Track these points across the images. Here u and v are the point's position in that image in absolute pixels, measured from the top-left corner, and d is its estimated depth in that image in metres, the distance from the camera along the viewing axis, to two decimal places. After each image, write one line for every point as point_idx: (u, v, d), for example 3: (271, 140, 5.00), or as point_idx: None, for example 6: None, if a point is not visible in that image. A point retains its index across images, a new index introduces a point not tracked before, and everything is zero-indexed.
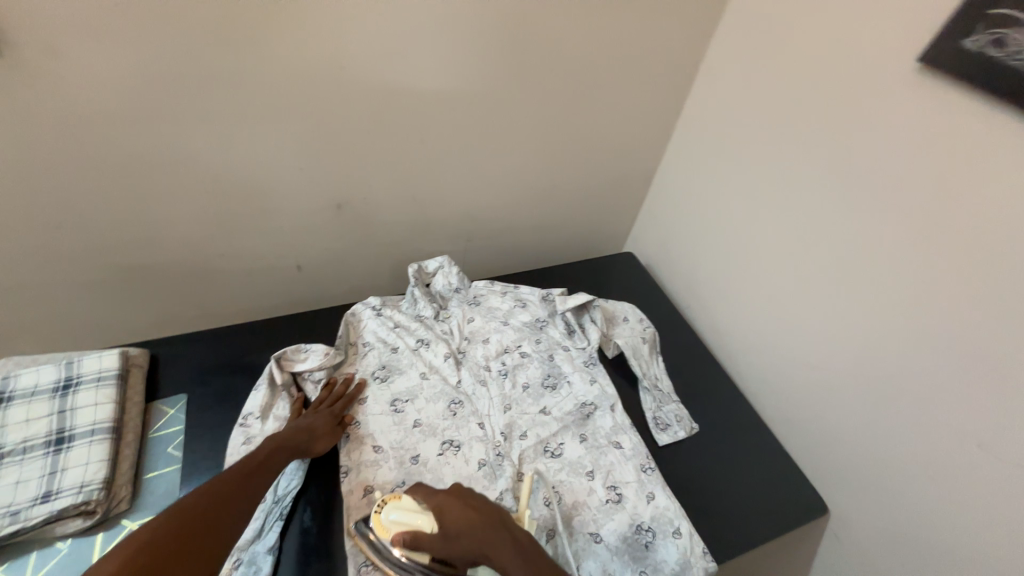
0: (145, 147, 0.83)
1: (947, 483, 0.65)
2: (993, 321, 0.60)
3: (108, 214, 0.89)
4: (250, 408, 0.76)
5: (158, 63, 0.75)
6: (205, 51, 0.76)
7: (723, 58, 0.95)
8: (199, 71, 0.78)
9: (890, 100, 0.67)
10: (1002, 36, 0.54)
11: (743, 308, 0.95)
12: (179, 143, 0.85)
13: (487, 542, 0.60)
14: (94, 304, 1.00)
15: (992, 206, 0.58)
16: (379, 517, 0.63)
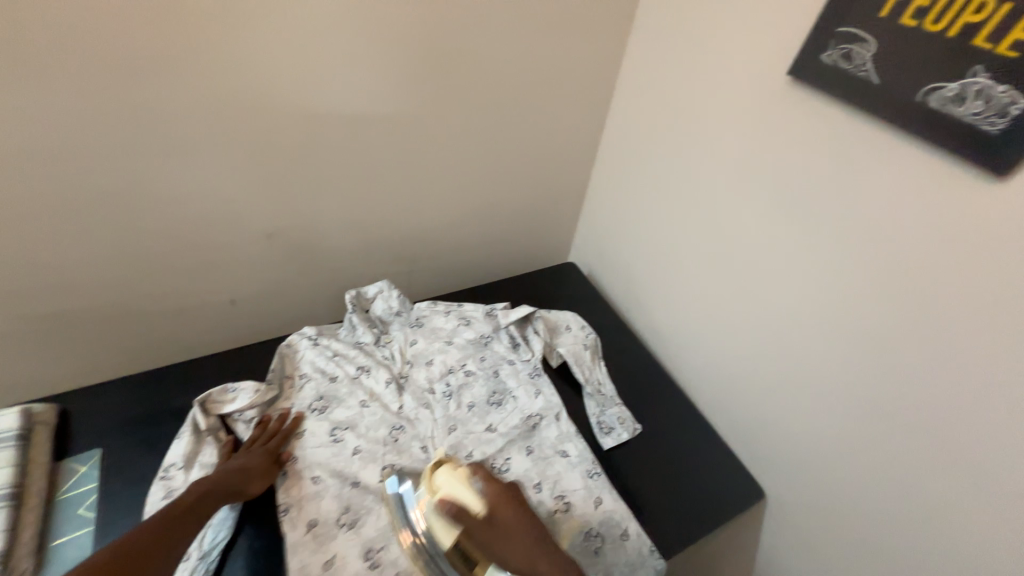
0: (41, 189, 0.78)
1: (859, 457, 0.71)
2: (875, 306, 0.65)
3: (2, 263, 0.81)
4: (172, 458, 0.71)
5: (47, 101, 0.71)
6: (100, 86, 0.73)
7: (635, 76, 1.01)
8: (96, 107, 0.74)
9: (769, 110, 0.72)
10: (849, 51, 0.60)
11: (674, 308, 0.99)
12: (81, 182, 0.80)
13: (528, 539, 0.66)
14: None
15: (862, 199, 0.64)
16: (432, 476, 0.68)
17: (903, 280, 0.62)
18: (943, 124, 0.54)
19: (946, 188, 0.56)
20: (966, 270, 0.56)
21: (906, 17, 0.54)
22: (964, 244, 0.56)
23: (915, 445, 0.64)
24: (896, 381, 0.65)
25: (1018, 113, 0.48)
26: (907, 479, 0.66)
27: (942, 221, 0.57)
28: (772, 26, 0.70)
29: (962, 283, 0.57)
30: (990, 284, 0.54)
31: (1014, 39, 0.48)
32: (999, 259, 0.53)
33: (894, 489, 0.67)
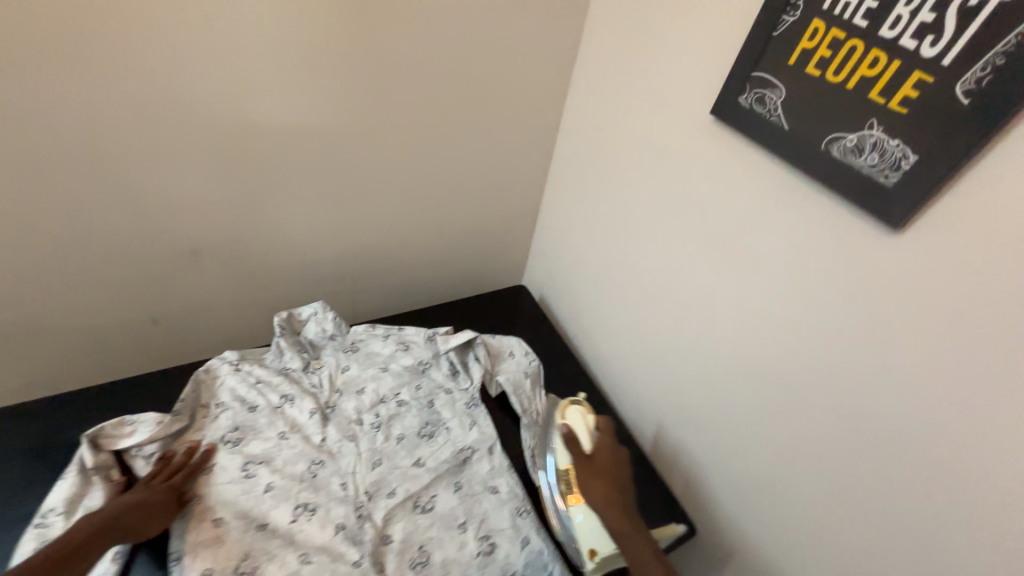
0: None
1: (783, 499, 0.70)
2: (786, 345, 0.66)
3: None
4: (51, 503, 0.65)
5: None
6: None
7: (580, 104, 1.02)
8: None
9: (695, 147, 0.73)
10: (763, 95, 0.60)
11: (616, 335, 0.99)
12: None
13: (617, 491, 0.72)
14: None
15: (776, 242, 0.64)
16: (567, 409, 0.82)
17: (814, 323, 0.62)
18: (844, 174, 0.54)
19: (848, 236, 0.56)
20: (867, 318, 0.56)
21: (811, 67, 0.55)
22: (865, 292, 0.56)
23: (829, 488, 0.64)
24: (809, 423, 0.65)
25: (908, 168, 0.48)
26: (824, 522, 0.65)
27: (844, 268, 0.57)
28: (698, 65, 0.70)
29: (863, 330, 0.57)
30: (890, 334, 0.54)
31: (903, 95, 0.48)
32: (895, 310, 0.54)
33: (816, 532, 0.67)
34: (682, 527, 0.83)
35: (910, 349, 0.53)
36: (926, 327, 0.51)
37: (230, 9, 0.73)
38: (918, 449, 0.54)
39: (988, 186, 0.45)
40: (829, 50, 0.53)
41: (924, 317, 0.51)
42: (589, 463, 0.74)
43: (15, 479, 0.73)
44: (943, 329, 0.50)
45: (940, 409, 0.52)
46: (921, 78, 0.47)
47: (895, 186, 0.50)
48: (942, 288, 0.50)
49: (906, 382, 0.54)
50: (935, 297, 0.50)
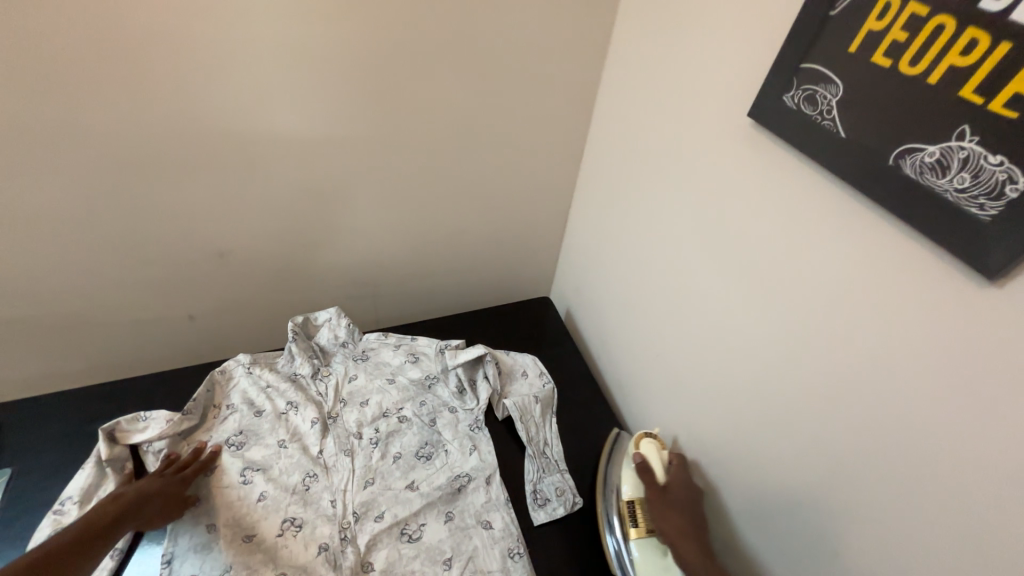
0: None
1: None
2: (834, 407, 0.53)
3: None
4: (70, 491, 0.69)
5: None
6: (25, 101, 0.70)
7: (612, 104, 0.92)
8: (22, 121, 0.71)
9: (737, 156, 0.61)
10: (814, 92, 0.48)
11: (643, 363, 0.88)
12: (10, 196, 0.77)
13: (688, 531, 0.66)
14: None
15: (830, 279, 0.51)
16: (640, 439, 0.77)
17: (872, 386, 0.49)
18: (920, 200, 0.41)
19: (924, 280, 0.43)
20: (946, 391, 0.42)
21: (878, 56, 0.42)
22: (943, 356, 0.42)
23: None
24: (859, 510, 0.51)
25: (1014, 196, 0.35)
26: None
27: (916, 321, 0.44)
28: (742, 57, 0.58)
29: (939, 405, 0.43)
30: (979, 418, 0.40)
31: (1012, 93, 0.34)
32: (987, 385, 0.40)
33: None
34: None
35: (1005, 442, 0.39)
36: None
37: (246, 19, 0.72)
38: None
39: None
40: (905, 33, 0.40)
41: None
42: (661, 495, 0.69)
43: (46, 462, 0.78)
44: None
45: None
46: None
47: (998, 221, 0.36)
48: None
49: (996, 485, 0.40)
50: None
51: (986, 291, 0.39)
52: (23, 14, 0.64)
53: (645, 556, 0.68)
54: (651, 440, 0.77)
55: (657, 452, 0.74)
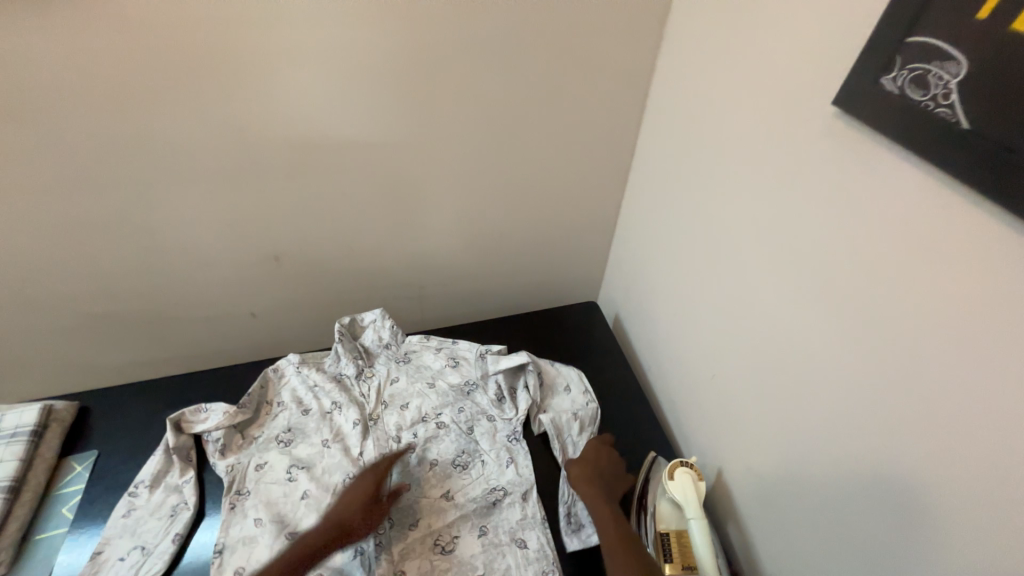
0: (67, 210, 0.84)
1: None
2: (934, 459, 0.43)
3: (45, 274, 0.90)
4: (142, 475, 0.76)
5: (66, 136, 0.76)
6: (106, 120, 0.76)
7: (668, 94, 0.83)
8: (105, 138, 0.78)
9: (819, 151, 0.52)
10: (925, 73, 0.39)
11: (696, 380, 0.81)
12: (98, 206, 0.85)
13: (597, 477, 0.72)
14: (47, 357, 1.02)
15: (929, 304, 0.42)
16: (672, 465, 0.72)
17: (997, 442, 0.38)
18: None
19: None
20: None
21: (1019, 22, 0.33)
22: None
23: None
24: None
25: None
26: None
27: None
28: (828, 33, 0.49)
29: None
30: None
31: None
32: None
33: None
34: None
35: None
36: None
37: (294, 23, 0.73)
38: None
39: None
40: None
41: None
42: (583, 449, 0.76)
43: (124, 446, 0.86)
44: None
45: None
46: None
47: None
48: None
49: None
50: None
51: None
52: (101, 42, 0.69)
53: None
54: (687, 470, 0.71)
55: (693, 485, 0.68)
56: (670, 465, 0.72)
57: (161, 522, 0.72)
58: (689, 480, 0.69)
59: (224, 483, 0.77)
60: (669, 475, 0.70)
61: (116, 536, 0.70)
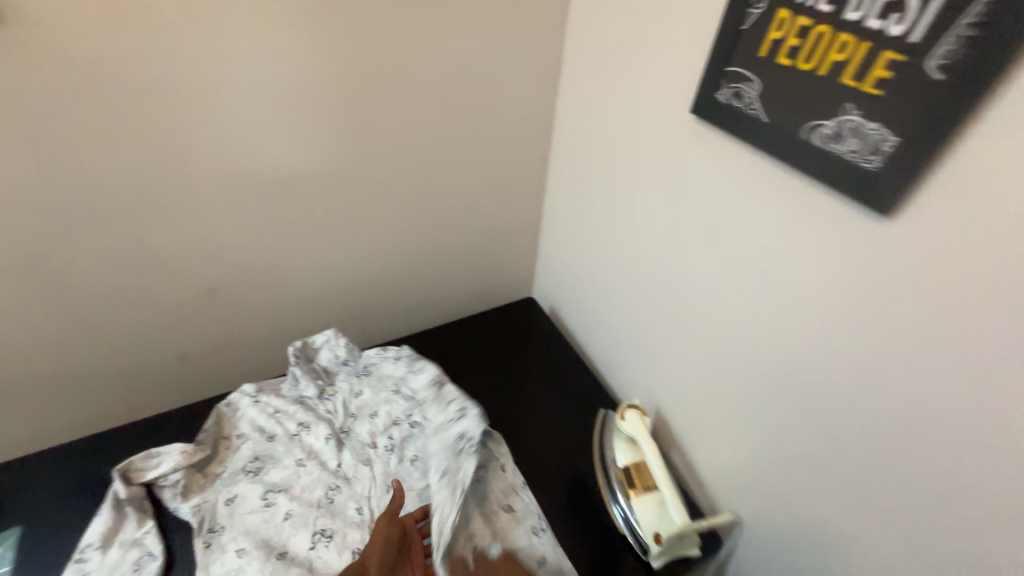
0: None
1: (821, 520, 0.63)
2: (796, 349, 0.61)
3: None
4: (89, 538, 0.69)
5: None
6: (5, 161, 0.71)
7: (572, 113, 1.00)
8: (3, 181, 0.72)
9: (689, 145, 0.70)
10: (738, 90, 0.58)
11: (627, 344, 0.96)
12: None
13: None
14: None
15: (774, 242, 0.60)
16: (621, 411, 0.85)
17: (824, 325, 0.57)
18: (830, 164, 0.50)
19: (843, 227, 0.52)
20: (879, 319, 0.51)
21: (781, 57, 0.52)
22: (876, 287, 0.50)
23: (849, 500, 0.58)
24: (835, 439, 0.58)
25: (890, 150, 0.45)
26: (869, 554, 0.57)
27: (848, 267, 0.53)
28: (683, 62, 0.68)
29: (880, 329, 0.51)
30: (911, 329, 0.48)
31: (875, 77, 0.45)
32: (918, 304, 0.47)
33: (854, 553, 0.59)
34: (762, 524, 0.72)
35: (935, 343, 0.47)
36: (949, 320, 0.45)
37: (222, 58, 0.75)
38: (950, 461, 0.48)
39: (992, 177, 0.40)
40: (797, 39, 0.50)
41: (950, 307, 0.45)
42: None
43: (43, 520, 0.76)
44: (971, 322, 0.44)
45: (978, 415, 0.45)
46: (892, 58, 0.43)
47: (890, 171, 0.45)
48: (966, 272, 0.43)
49: (928, 384, 0.48)
50: (954, 282, 0.44)
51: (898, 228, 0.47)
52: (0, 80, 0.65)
53: (646, 511, 0.76)
54: (635, 411, 0.84)
55: (641, 421, 0.82)
56: (620, 411, 0.85)
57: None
58: (638, 419, 0.83)
59: (193, 524, 0.74)
60: (622, 418, 0.83)
61: None
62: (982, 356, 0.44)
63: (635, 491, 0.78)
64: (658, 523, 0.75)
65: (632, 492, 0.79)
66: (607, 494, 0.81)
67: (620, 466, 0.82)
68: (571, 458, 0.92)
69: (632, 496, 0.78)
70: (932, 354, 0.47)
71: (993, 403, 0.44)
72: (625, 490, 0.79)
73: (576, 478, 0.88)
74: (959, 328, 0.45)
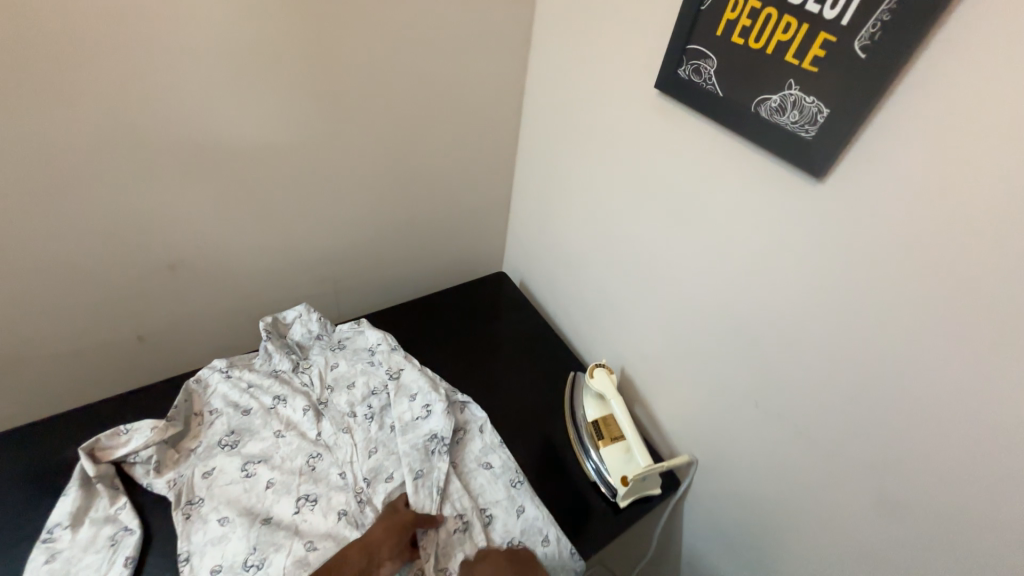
0: None
1: (764, 452, 0.72)
2: (747, 302, 0.68)
3: None
4: (57, 517, 0.67)
5: None
6: None
7: (541, 88, 1.02)
8: None
9: (653, 119, 0.75)
10: (698, 66, 0.63)
11: (595, 310, 1.02)
12: None
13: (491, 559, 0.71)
14: None
15: (729, 208, 0.67)
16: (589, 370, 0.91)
17: (769, 282, 0.64)
18: (776, 135, 0.57)
19: (786, 193, 0.59)
20: (816, 272, 0.59)
21: (735, 36, 0.58)
22: (814, 243, 0.58)
23: (791, 433, 0.67)
24: (778, 379, 0.67)
25: (822, 121, 0.52)
26: (801, 474, 0.67)
27: (790, 228, 0.60)
28: (648, 39, 0.72)
29: (816, 280, 0.59)
30: (839, 279, 0.57)
31: (812, 55, 0.51)
32: (845, 256, 0.55)
33: (791, 479, 0.69)
34: (716, 464, 0.81)
35: (857, 291, 0.55)
36: (869, 269, 0.53)
37: (178, 18, 0.71)
38: (872, 390, 0.57)
39: (906, 142, 0.47)
40: (749, 19, 0.56)
41: (870, 258, 0.53)
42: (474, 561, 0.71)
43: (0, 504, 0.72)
44: (886, 270, 0.52)
45: (888, 348, 0.54)
46: (826, 39, 0.50)
47: (823, 140, 0.52)
48: (883, 227, 0.51)
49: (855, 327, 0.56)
50: (873, 237, 0.52)
51: (830, 191, 0.55)
52: None
53: (613, 459, 0.84)
54: (603, 369, 0.91)
55: (608, 378, 0.88)
56: (590, 370, 0.91)
57: (100, 554, 0.66)
58: (606, 375, 0.89)
59: (170, 498, 0.73)
60: (591, 376, 0.89)
61: None
62: (893, 298, 0.52)
63: (603, 442, 0.85)
64: (624, 468, 0.82)
65: (601, 442, 0.86)
66: (581, 451, 0.89)
67: (590, 421, 0.89)
68: (544, 417, 0.97)
69: (601, 446, 0.85)
70: (855, 299, 0.56)
71: (900, 336, 0.52)
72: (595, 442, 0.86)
73: (550, 435, 0.94)
74: (877, 276, 0.53)
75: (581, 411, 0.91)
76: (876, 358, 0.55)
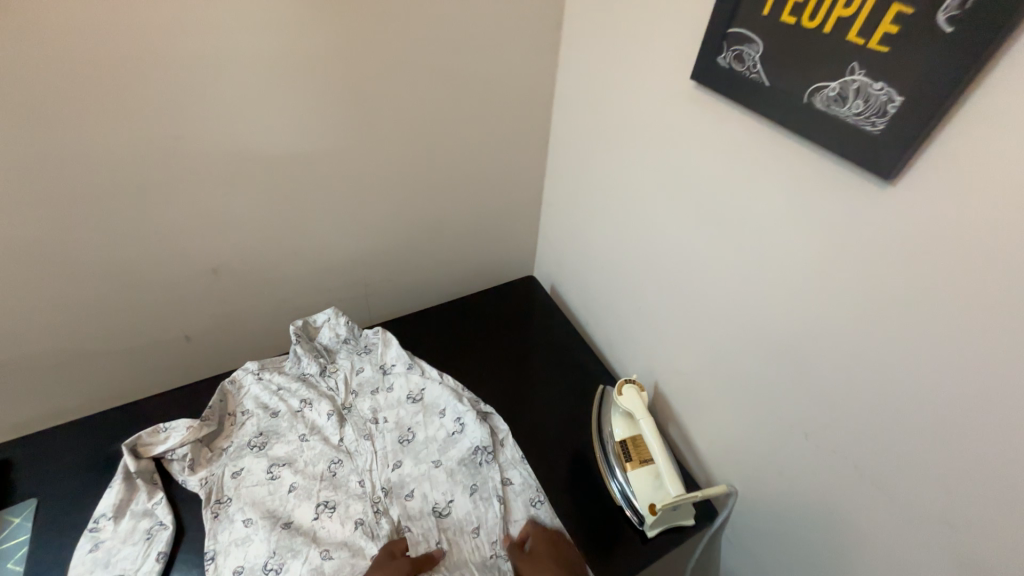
0: None
1: (814, 492, 0.63)
2: (797, 322, 0.60)
3: None
4: (102, 508, 0.72)
5: None
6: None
7: (572, 84, 0.96)
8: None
9: (692, 115, 0.67)
10: (741, 52, 0.56)
11: (628, 320, 0.95)
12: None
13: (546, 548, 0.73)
14: None
15: (780, 215, 0.58)
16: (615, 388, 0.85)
17: (825, 300, 0.56)
18: (835, 129, 0.48)
19: (848, 197, 0.50)
20: (883, 293, 0.49)
21: (785, 15, 0.50)
22: (882, 258, 0.49)
23: (848, 474, 0.58)
24: (833, 410, 0.58)
25: (893, 112, 0.43)
26: (859, 523, 0.58)
27: (852, 239, 0.51)
28: (688, 24, 0.64)
29: (884, 302, 0.50)
30: (914, 303, 0.47)
31: (882, 33, 0.43)
32: (926, 274, 0.45)
33: (853, 532, 0.59)
34: (760, 499, 0.72)
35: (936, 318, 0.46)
36: (954, 292, 0.44)
37: (206, 30, 0.72)
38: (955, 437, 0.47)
39: (1010, 135, 0.38)
40: None
41: (955, 278, 0.43)
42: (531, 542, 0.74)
43: (60, 491, 0.79)
44: (980, 295, 0.42)
45: (977, 386, 0.44)
46: (899, 11, 0.41)
47: (894, 134, 0.43)
48: (974, 243, 0.42)
49: (930, 362, 0.47)
50: (961, 254, 0.43)
51: (902, 199, 0.46)
52: None
53: (642, 484, 0.78)
54: (632, 386, 0.84)
55: (638, 396, 0.82)
56: (617, 386, 0.85)
57: (137, 547, 0.70)
58: (635, 393, 0.82)
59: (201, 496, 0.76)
60: (619, 394, 0.83)
61: (87, 572, 0.67)
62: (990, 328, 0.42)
63: (631, 465, 0.79)
64: (655, 495, 0.76)
65: (629, 465, 0.80)
66: (607, 471, 0.83)
67: (618, 441, 0.83)
68: (569, 432, 0.92)
69: (628, 468, 0.80)
70: (934, 327, 0.46)
71: (994, 374, 0.43)
72: (623, 463, 0.80)
73: (575, 451, 0.89)
74: (966, 300, 0.43)
75: (607, 430, 0.86)
76: (962, 397, 0.45)
